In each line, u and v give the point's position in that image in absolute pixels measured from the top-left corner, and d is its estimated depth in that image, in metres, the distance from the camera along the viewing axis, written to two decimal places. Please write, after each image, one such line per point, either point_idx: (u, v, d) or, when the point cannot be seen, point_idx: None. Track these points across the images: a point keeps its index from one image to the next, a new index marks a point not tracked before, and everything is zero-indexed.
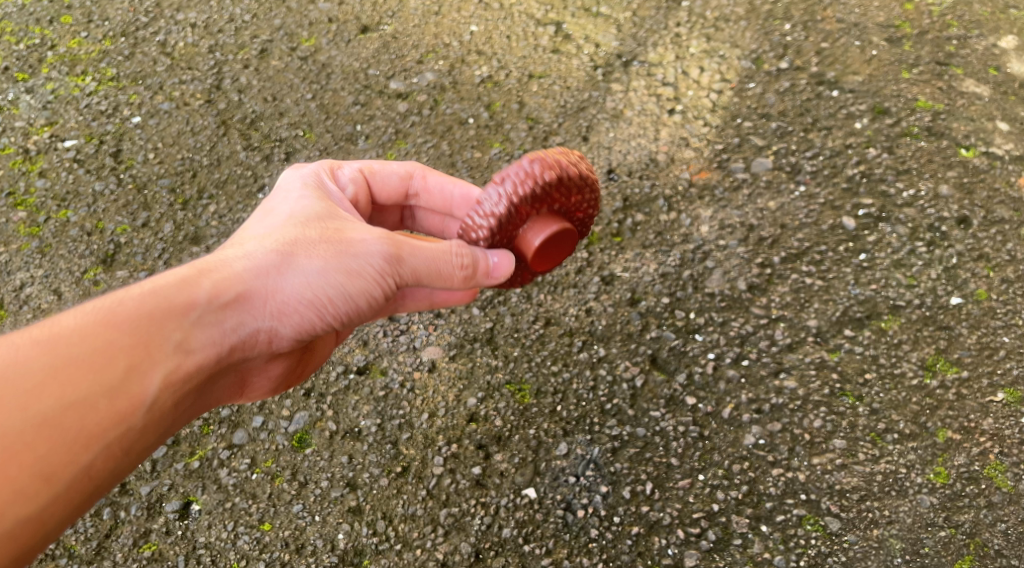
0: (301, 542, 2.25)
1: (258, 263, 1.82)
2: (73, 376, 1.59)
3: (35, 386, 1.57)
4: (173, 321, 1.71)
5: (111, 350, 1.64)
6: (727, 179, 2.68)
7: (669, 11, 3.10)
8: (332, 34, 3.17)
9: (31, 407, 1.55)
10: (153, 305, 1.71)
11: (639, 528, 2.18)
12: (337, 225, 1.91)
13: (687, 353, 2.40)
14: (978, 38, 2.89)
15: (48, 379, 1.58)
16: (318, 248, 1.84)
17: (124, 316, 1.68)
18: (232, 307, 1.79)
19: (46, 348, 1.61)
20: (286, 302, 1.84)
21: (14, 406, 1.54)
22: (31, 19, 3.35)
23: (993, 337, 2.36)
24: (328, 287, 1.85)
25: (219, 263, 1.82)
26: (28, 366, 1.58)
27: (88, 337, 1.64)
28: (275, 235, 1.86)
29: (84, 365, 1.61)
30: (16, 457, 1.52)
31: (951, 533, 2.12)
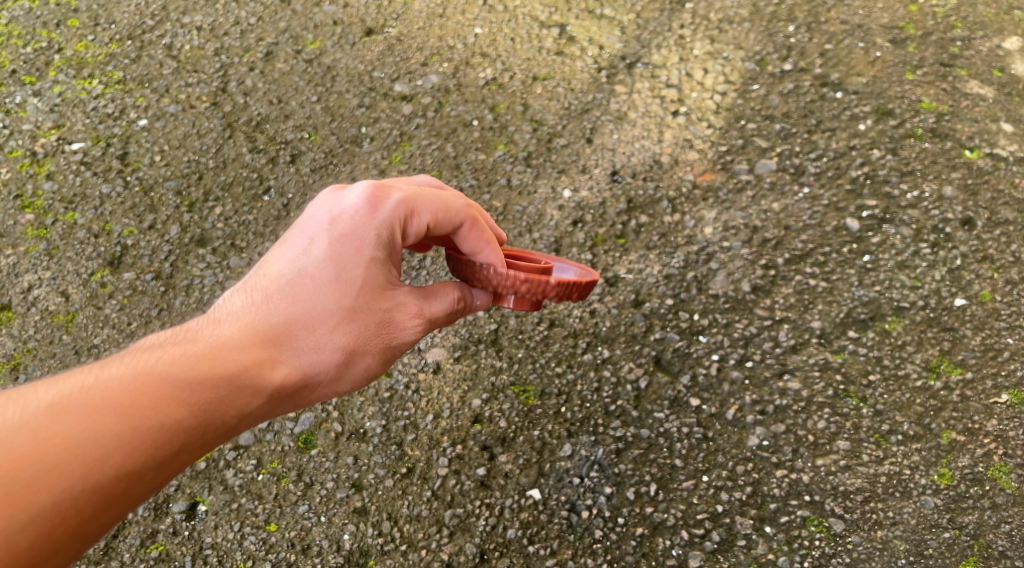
0: (307, 543, 2.26)
1: (324, 358, 1.67)
2: (142, 454, 1.41)
3: (103, 454, 1.38)
4: (235, 413, 1.55)
5: (178, 435, 1.46)
6: (731, 181, 2.68)
7: (672, 14, 3.10)
8: (336, 36, 3.18)
9: (97, 477, 1.36)
10: (223, 392, 1.53)
11: (643, 529, 2.19)
12: (399, 312, 1.74)
13: (691, 355, 2.41)
14: (982, 39, 2.89)
15: (117, 451, 1.39)
16: (377, 349, 1.73)
17: (194, 395, 1.50)
18: (285, 399, 1.65)
19: (117, 414, 1.41)
20: (327, 396, 1.73)
21: (77, 473, 1.34)
22: (38, 22, 3.36)
23: (997, 339, 2.36)
24: (364, 385, 1.76)
25: (285, 345, 1.64)
26: (99, 434, 1.38)
27: (160, 411, 1.45)
28: (347, 321, 1.68)
29: (151, 445, 1.43)
30: (67, 530, 1.33)
31: (956, 534, 2.12)
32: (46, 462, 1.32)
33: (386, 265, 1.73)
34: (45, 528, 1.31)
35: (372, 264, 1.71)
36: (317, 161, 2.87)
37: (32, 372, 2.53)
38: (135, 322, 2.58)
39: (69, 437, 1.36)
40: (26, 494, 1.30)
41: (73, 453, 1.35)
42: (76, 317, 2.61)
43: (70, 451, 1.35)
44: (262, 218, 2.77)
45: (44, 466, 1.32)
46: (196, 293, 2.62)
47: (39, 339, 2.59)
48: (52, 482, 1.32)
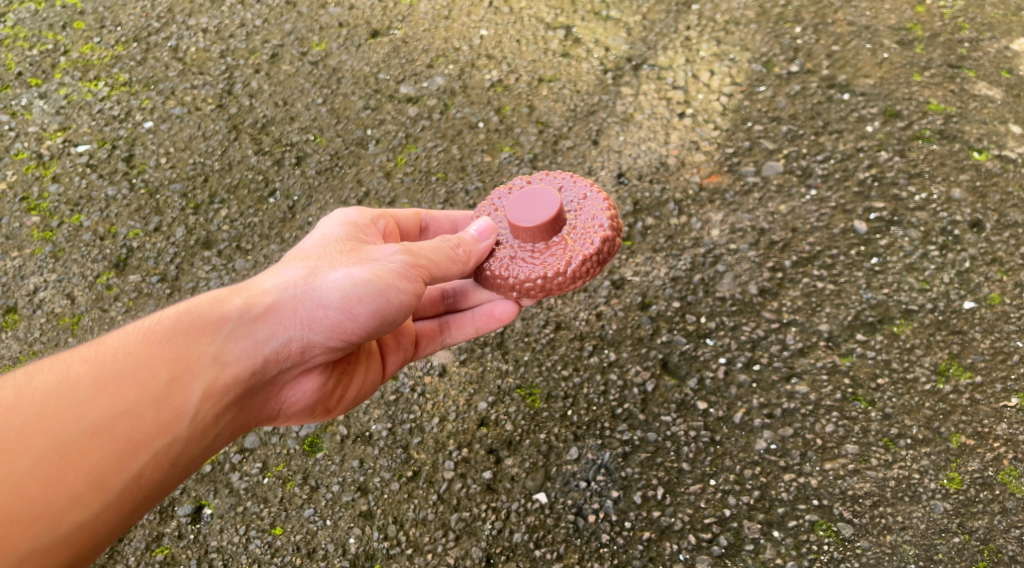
0: (312, 546, 2.27)
1: (286, 278, 1.93)
2: (119, 388, 1.72)
3: (85, 397, 1.70)
4: (208, 335, 1.83)
5: (151, 363, 1.77)
6: (738, 183, 2.67)
7: (679, 15, 3.06)
8: (342, 38, 3.16)
9: (82, 414, 1.68)
10: (190, 321, 1.83)
11: (650, 534, 2.19)
12: (359, 246, 2.02)
13: (698, 358, 2.39)
14: (991, 40, 2.85)
15: (95, 390, 1.71)
16: (340, 260, 1.96)
17: (161, 334, 1.81)
18: (265, 319, 1.88)
19: (93, 363, 1.75)
20: (316, 311, 1.90)
21: (67, 414, 1.67)
22: (44, 24, 3.34)
23: (1007, 342, 2.34)
24: (355, 288, 1.91)
25: (249, 286, 1.93)
26: (77, 381, 1.71)
27: (131, 352, 1.77)
28: (299, 259, 1.98)
29: (128, 376, 1.74)
30: (69, 464, 1.64)
31: (966, 539, 2.12)
32: (31, 411, 1.66)
33: (337, 227, 2.09)
34: (48, 466, 1.62)
35: (320, 231, 2.09)
36: (323, 163, 2.86)
37: None
38: None
39: (49, 388, 1.70)
40: (24, 440, 1.63)
41: (56, 400, 1.68)
42: (81, 320, 2.63)
43: (54, 398, 1.68)
44: (267, 220, 2.77)
45: (35, 414, 1.66)
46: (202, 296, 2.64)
47: (45, 341, 2.61)
48: (46, 425, 1.65)
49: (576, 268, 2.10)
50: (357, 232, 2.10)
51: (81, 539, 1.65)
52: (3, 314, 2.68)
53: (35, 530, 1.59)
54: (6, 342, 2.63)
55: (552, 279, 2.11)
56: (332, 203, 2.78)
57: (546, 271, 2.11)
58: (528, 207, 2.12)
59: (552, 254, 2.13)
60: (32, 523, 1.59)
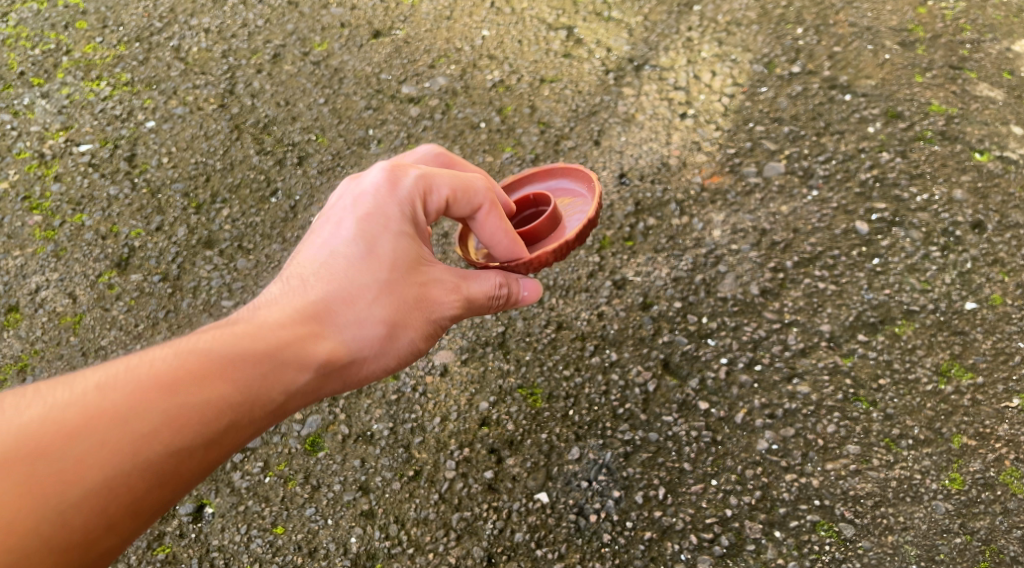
0: (314, 545, 2.26)
1: (368, 332, 1.71)
2: (188, 430, 1.45)
3: (152, 431, 1.42)
4: (282, 383, 1.58)
5: (223, 409, 1.50)
6: (740, 183, 2.67)
7: (680, 16, 3.07)
8: (344, 39, 3.16)
9: (144, 452, 1.41)
10: (272, 364, 1.58)
11: (651, 534, 2.19)
12: (429, 285, 1.80)
13: (699, 358, 2.39)
14: (992, 41, 2.85)
15: (164, 427, 1.43)
16: (412, 321, 1.77)
17: (240, 371, 1.54)
18: (335, 377, 1.69)
19: (166, 389, 1.46)
20: (371, 373, 1.76)
21: (129, 449, 1.40)
22: (47, 24, 3.35)
23: (1009, 342, 2.34)
24: (406, 357, 1.81)
25: (326, 321, 1.68)
26: (148, 412, 1.43)
27: (207, 389, 1.49)
28: (382, 296, 1.72)
29: (199, 418, 1.47)
30: (118, 510, 1.39)
31: (967, 539, 2.11)
32: (94, 438, 1.38)
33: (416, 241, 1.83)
34: (99, 508, 1.37)
35: (401, 236, 1.76)
36: (325, 163, 2.86)
37: (39, 373, 2.55)
38: (143, 324, 2.60)
39: (116, 411, 1.41)
40: (81, 470, 1.36)
41: (122, 431, 1.40)
42: (83, 319, 2.63)
43: (120, 427, 1.40)
44: (269, 220, 2.77)
45: (97, 442, 1.38)
46: (203, 296, 2.63)
47: (47, 340, 2.61)
48: (105, 458, 1.38)
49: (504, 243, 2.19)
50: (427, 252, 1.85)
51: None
52: (4, 312, 2.68)
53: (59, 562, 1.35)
54: (7, 341, 2.63)
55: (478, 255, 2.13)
56: None
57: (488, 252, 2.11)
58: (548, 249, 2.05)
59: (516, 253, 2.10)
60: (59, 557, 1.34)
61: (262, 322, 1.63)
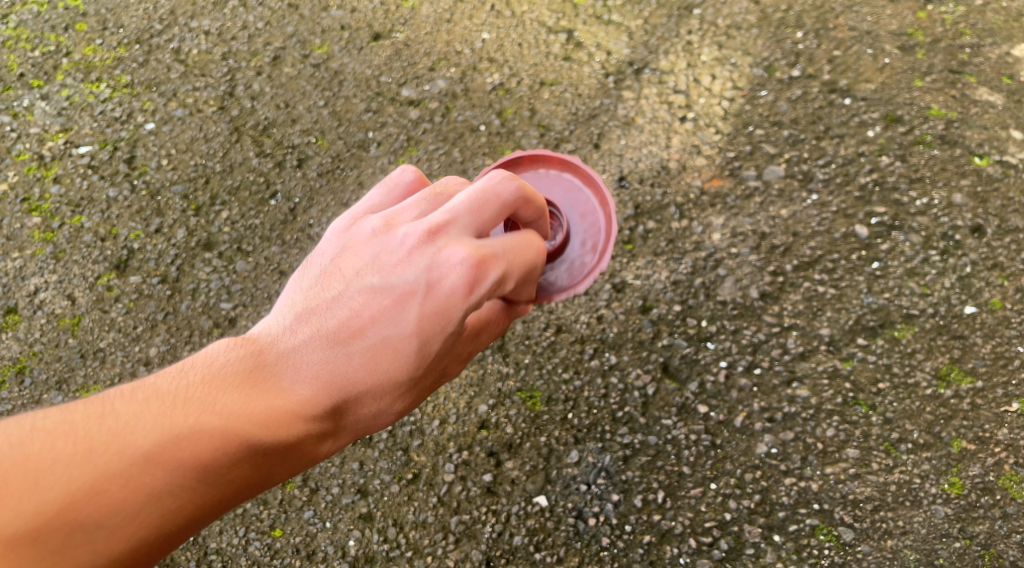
0: (312, 548, 2.27)
1: (382, 425, 1.56)
2: (213, 511, 1.45)
3: (187, 509, 1.41)
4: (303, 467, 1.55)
5: (238, 494, 1.46)
6: (740, 187, 2.67)
7: (680, 19, 3.06)
8: (344, 41, 3.16)
9: (171, 529, 1.41)
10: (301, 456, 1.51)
11: (650, 537, 2.19)
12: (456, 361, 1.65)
13: (699, 362, 2.39)
14: (992, 46, 2.85)
15: (194, 511, 1.42)
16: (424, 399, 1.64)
17: (275, 460, 1.46)
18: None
19: (199, 481, 1.40)
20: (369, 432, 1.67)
21: (151, 527, 1.38)
22: (47, 25, 3.34)
23: (1008, 347, 2.34)
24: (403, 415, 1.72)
25: (349, 415, 1.50)
26: (178, 497, 1.39)
27: (231, 482, 1.43)
28: (412, 393, 1.55)
29: (215, 506, 1.44)
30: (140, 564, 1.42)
31: (967, 544, 2.12)
32: (125, 516, 1.36)
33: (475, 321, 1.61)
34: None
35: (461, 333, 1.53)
36: (324, 166, 2.87)
37: (38, 375, 2.56)
38: (141, 326, 2.61)
39: (153, 491, 1.38)
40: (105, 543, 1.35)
41: (157, 510, 1.38)
42: (82, 321, 2.64)
43: (149, 507, 1.38)
44: (269, 222, 2.77)
45: (128, 516, 1.36)
46: (202, 298, 2.64)
47: (46, 342, 2.62)
48: (138, 534, 1.38)
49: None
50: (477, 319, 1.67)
51: None
52: (4, 314, 2.69)
53: None
54: (6, 343, 2.63)
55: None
56: (333, 205, 2.78)
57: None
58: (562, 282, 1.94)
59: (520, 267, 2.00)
60: None
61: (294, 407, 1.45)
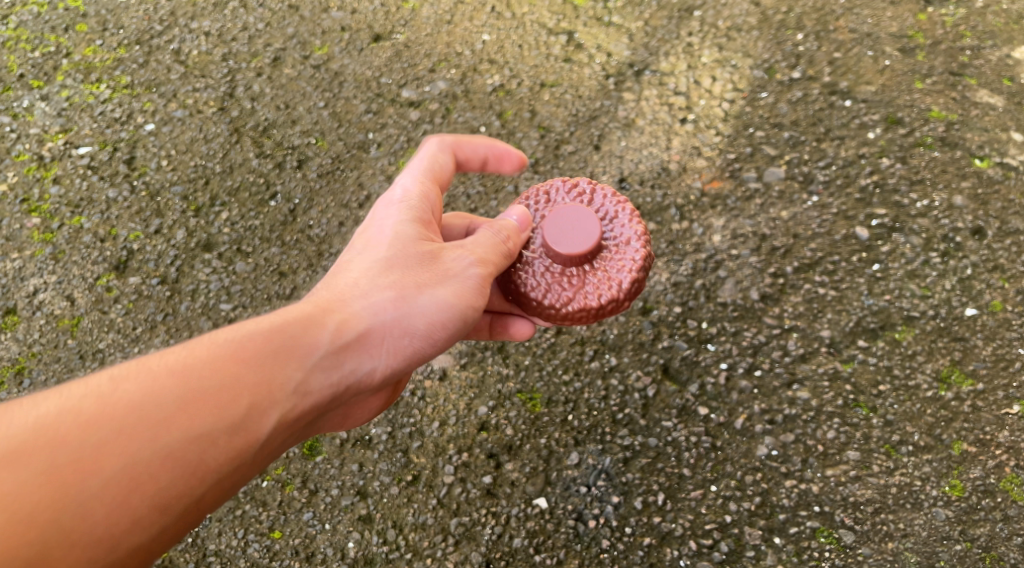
0: (311, 550, 2.26)
1: (376, 302, 1.83)
2: (199, 414, 1.61)
3: (166, 415, 1.59)
4: (293, 363, 1.72)
5: (235, 389, 1.65)
6: (740, 189, 2.66)
7: (681, 21, 3.06)
8: (344, 42, 3.16)
9: (158, 438, 1.57)
10: (276, 344, 1.72)
11: (651, 539, 2.19)
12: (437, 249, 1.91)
13: (699, 363, 2.39)
14: (992, 48, 2.85)
15: (174, 410, 1.59)
16: (422, 279, 1.86)
17: (244, 352, 1.69)
18: (354, 349, 1.80)
19: (178, 378, 1.63)
20: (401, 337, 1.85)
21: (146, 435, 1.56)
22: (46, 26, 3.34)
23: (1008, 349, 2.34)
24: (441, 315, 1.87)
25: (335, 304, 1.83)
26: (160, 395, 1.60)
27: (217, 372, 1.65)
28: (385, 273, 1.86)
29: (210, 399, 1.62)
30: (138, 488, 1.54)
31: (967, 546, 2.12)
32: (113, 428, 1.55)
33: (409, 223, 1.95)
34: (115, 491, 1.53)
35: (396, 227, 1.93)
36: (324, 167, 2.86)
37: (37, 376, 2.56)
38: (141, 327, 2.61)
39: (132, 403, 1.58)
40: (100, 456, 1.53)
41: (136, 416, 1.57)
42: (81, 322, 2.63)
43: (134, 415, 1.57)
44: (268, 223, 2.77)
45: (114, 431, 1.55)
46: (202, 299, 2.64)
47: (45, 343, 2.62)
48: (124, 444, 1.55)
49: (626, 292, 2.09)
50: (426, 230, 1.96)
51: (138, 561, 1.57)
52: (3, 315, 2.68)
53: (93, 551, 1.51)
54: (5, 343, 2.63)
55: (582, 310, 2.08)
56: (333, 206, 2.78)
57: (595, 299, 2.07)
58: (567, 216, 2.09)
59: (589, 276, 2.09)
60: (92, 544, 1.50)
61: (279, 314, 1.81)
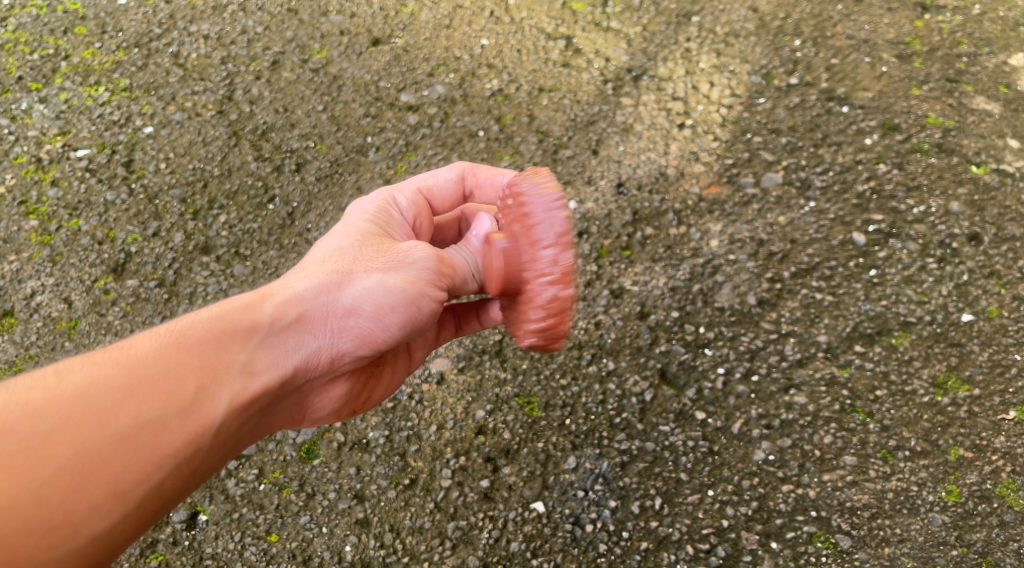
0: (308, 554, 2.26)
1: (317, 283, 1.84)
2: (146, 397, 1.60)
3: (114, 402, 1.58)
4: (238, 344, 1.72)
5: (181, 372, 1.65)
6: (737, 194, 2.67)
7: (679, 27, 3.07)
8: (343, 46, 3.16)
9: (107, 423, 1.56)
10: (220, 327, 1.73)
11: (648, 544, 2.19)
12: (386, 242, 1.95)
13: (697, 368, 2.39)
14: (989, 55, 2.86)
15: (122, 396, 1.59)
16: (371, 263, 1.87)
17: (187, 337, 1.70)
18: (299, 330, 1.80)
19: (124, 365, 1.63)
20: (348, 319, 1.84)
21: (93, 422, 1.55)
22: (45, 29, 3.34)
23: (1005, 355, 2.35)
24: (390, 298, 1.85)
25: (278, 288, 1.83)
26: (105, 381, 1.59)
27: (161, 357, 1.65)
28: (330, 258, 1.89)
29: (157, 383, 1.62)
30: (92, 473, 1.53)
31: (964, 552, 2.12)
32: (60, 416, 1.54)
33: (360, 220, 2.01)
34: (68, 478, 1.51)
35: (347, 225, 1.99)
36: (323, 170, 2.86)
37: None
38: (138, 330, 2.61)
39: (78, 390, 1.57)
40: (48, 445, 1.51)
41: (84, 403, 1.56)
42: (78, 324, 2.63)
43: (82, 402, 1.56)
44: (266, 226, 2.77)
45: (62, 418, 1.54)
46: (199, 302, 2.64)
47: (41, 346, 2.61)
48: (72, 431, 1.53)
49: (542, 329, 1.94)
50: (382, 228, 2.02)
51: (98, 550, 1.54)
52: None
53: (53, 541, 1.49)
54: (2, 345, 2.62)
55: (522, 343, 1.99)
56: (331, 209, 2.78)
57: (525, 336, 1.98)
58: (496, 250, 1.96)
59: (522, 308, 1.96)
60: (48, 534, 1.48)
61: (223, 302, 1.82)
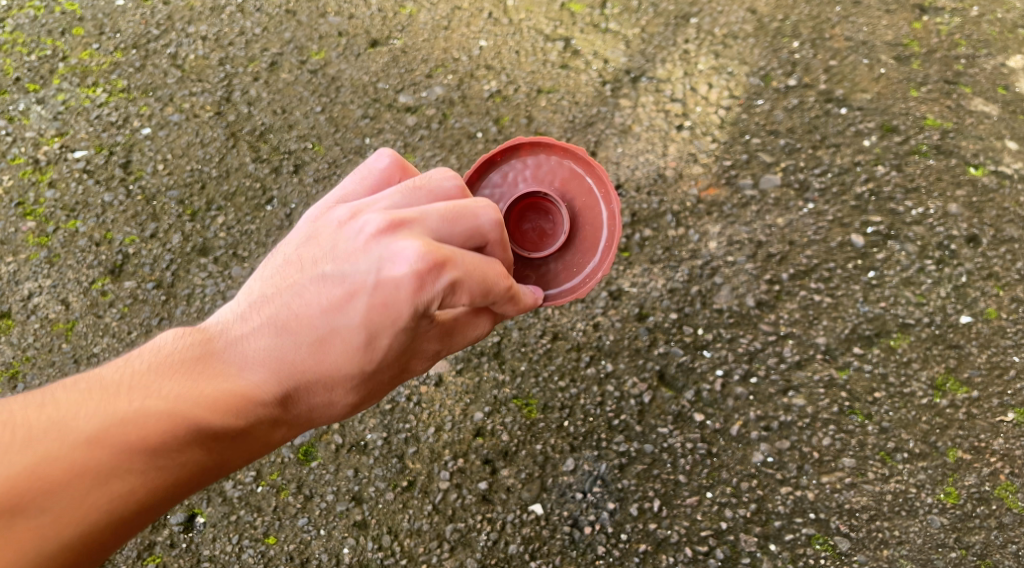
0: (306, 556, 2.27)
1: (339, 408, 1.73)
2: (158, 495, 1.56)
3: (129, 494, 1.53)
4: (244, 454, 1.66)
5: (192, 479, 1.59)
6: (736, 196, 2.67)
7: (678, 28, 3.06)
8: (341, 47, 3.16)
9: (115, 511, 1.52)
10: (238, 439, 1.63)
11: (647, 546, 2.19)
12: (419, 355, 1.78)
13: (695, 370, 2.39)
14: (987, 56, 2.86)
15: (136, 493, 1.53)
16: (387, 388, 1.80)
17: (209, 445, 1.59)
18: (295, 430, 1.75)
19: (149, 462, 1.53)
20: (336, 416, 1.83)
21: (105, 510, 1.51)
22: (43, 30, 3.33)
23: (1003, 357, 2.35)
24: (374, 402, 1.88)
25: (304, 397, 1.68)
26: (128, 474, 1.52)
27: (182, 466, 1.57)
28: (366, 381, 1.71)
29: (171, 486, 1.57)
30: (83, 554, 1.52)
31: (962, 553, 2.13)
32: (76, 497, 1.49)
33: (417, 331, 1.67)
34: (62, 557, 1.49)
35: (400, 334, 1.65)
36: (321, 172, 2.86)
37: (31, 380, 2.57)
38: (136, 331, 2.61)
39: (100, 475, 1.50)
40: (57, 526, 1.47)
41: (99, 490, 1.50)
42: (76, 326, 2.63)
43: (100, 488, 1.50)
44: (264, 228, 2.76)
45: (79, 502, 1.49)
46: (197, 303, 2.64)
47: (39, 347, 2.62)
48: (79, 515, 1.49)
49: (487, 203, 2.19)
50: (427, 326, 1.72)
51: None
52: None
53: None
54: None
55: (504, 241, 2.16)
56: None
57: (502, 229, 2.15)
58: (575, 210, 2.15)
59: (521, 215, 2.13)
60: None
61: (249, 390, 1.62)
